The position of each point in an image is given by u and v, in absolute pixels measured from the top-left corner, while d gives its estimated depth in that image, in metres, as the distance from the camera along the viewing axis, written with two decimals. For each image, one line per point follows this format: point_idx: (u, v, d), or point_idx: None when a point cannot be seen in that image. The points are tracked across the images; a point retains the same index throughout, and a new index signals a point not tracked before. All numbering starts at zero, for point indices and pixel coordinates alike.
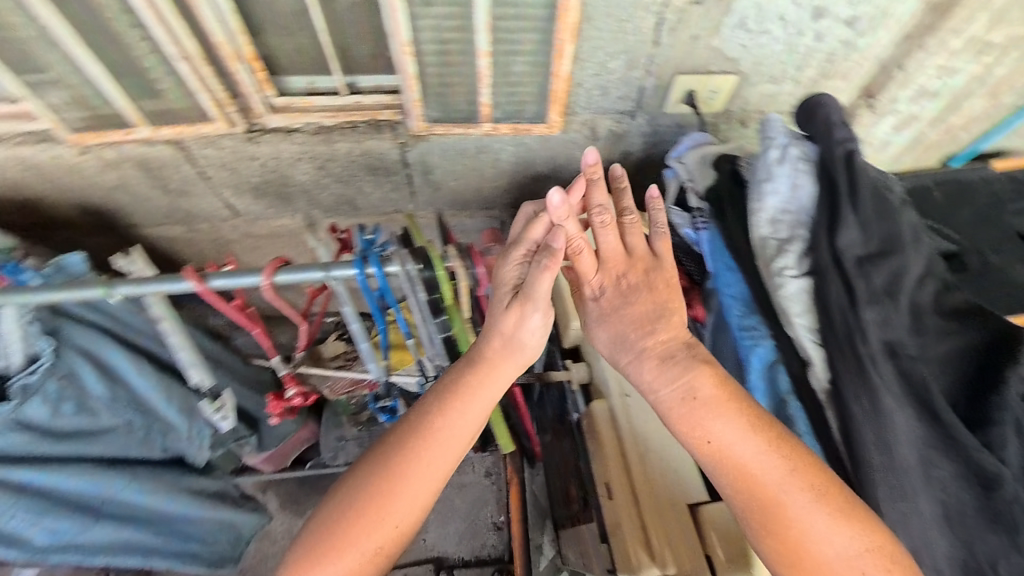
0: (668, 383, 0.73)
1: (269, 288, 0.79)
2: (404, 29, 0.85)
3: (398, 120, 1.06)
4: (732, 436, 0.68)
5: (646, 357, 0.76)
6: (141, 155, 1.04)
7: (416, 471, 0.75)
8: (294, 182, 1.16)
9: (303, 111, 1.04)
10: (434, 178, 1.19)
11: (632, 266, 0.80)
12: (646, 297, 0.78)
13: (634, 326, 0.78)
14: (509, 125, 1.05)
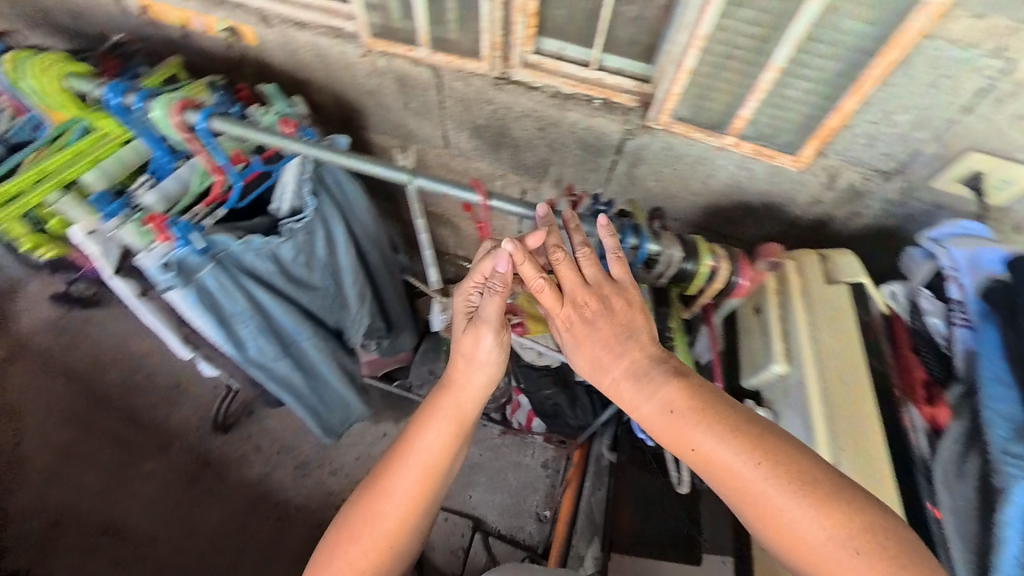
0: (651, 399, 0.75)
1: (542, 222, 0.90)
2: (707, 24, 0.83)
3: (633, 107, 1.07)
4: (713, 444, 0.69)
5: (621, 381, 0.79)
6: (404, 71, 1.17)
7: (421, 445, 0.85)
8: (510, 135, 1.22)
9: (551, 72, 1.09)
10: (637, 174, 1.17)
11: (593, 292, 0.81)
12: (608, 323, 0.81)
13: (606, 351, 0.81)
14: (752, 146, 0.99)
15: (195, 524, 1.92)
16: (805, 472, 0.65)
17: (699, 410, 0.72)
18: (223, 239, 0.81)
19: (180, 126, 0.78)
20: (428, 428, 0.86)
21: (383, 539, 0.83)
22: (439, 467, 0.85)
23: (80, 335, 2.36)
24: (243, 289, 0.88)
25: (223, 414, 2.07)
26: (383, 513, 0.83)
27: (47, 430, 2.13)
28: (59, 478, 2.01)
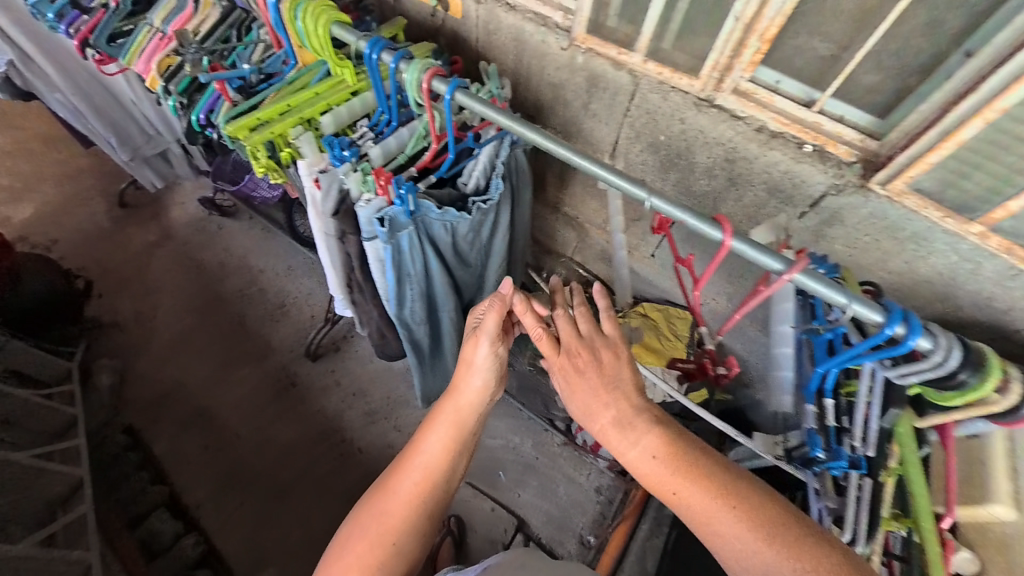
0: (634, 446, 0.73)
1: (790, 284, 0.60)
2: (1015, 96, 0.72)
3: (850, 161, 0.96)
4: (691, 489, 0.68)
5: (606, 432, 0.76)
6: (600, 72, 1.13)
7: (423, 447, 0.82)
8: (690, 159, 1.16)
9: (762, 106, 1.00)
10: (825, 231, 1.07)
11: (585, 349, 0.82)
12: (598, 379, 0.80)
13: (595, 401, 0.78)
14: (999, 239, 0.87)
15: (273, 435, 2.11)
16: (773, 519, 0.64)
17: (671, 450, 0.72)
18: (427, 207, 0.81)
19: (427, 94, 0.75)
20: (427, 434, 0.83)
21: (385, 537, 0.78)
22: (440, 470, 0.81)
23: (214, 240, 2.65)
24: (422, 255, 0.90)
25: (316, 344, 2.23)
26: (390, 525, 0.79)
27: (174, 315, 2.42)
28: (175, 359, 2.29)
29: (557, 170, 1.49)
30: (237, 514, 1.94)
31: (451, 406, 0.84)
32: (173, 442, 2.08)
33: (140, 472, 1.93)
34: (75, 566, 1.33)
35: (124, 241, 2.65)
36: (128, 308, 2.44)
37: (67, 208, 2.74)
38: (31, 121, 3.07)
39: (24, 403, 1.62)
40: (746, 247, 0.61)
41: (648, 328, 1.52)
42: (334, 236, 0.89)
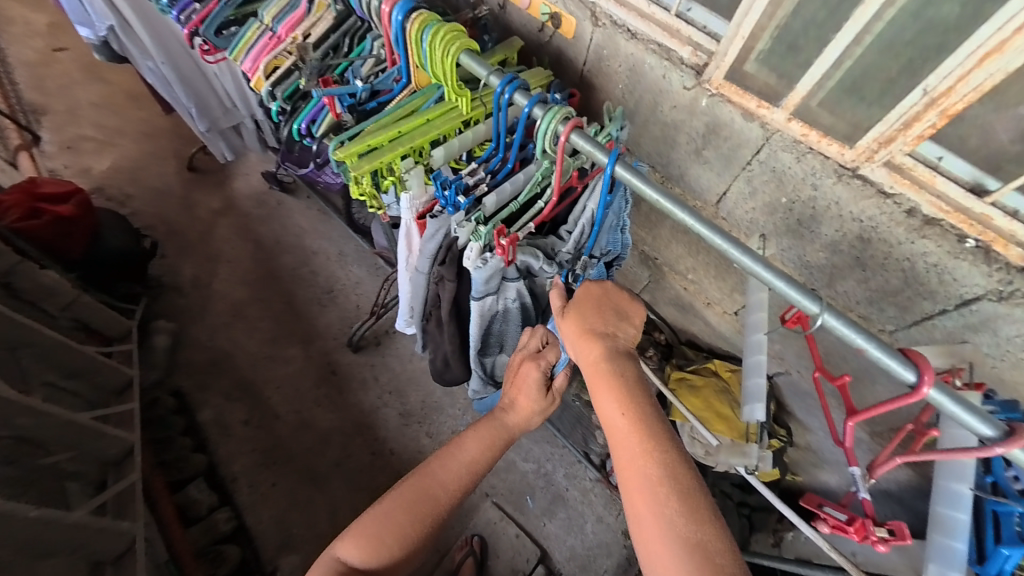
0: (612, 386, 0.67)
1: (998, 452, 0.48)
2: None
3: (1023, 267, 0.81)
4: (644, 438, 0.62)
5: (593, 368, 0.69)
6: (726, 119, 1.02)
7: (460, 454, 0.83)
8: (815, 227, 1.03)
9: (921, 186, 0.86)
10: (965, 336, 0.93)
11: (590, 305, 0.73)
12: (595, 325, 0.72)
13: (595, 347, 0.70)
14: None
15: (311, 420, 2.10)
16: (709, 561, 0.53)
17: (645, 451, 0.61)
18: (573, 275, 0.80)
19: (563, 149, 0.68)
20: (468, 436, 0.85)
21: (405, 530, 0.75)
22: (473, 475, 0.83)
23: (274, 216, 2.68)
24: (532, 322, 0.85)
25: (360, 336, 2.22)
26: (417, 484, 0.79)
27: (230, 285, 2.47)
28: (226, 329, 2.33)
29: (644, 207, 1.38)
30: (268, 493, 1.94)
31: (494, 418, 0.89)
32: (217, 411, 2.10)
33: (184, 437, 1.98)
34: (123, 536, 1.37)
35: (192, 205, 2.72)
36: (189, 272, 2.51)
37: (143, 166, 2.83)
38: (119, 77, 3.20)
39: (91, 361, 1.68)
40: (950, 403, 0.49)
41: (720, 390, 1.42)
42: (428, 275, 0.82)
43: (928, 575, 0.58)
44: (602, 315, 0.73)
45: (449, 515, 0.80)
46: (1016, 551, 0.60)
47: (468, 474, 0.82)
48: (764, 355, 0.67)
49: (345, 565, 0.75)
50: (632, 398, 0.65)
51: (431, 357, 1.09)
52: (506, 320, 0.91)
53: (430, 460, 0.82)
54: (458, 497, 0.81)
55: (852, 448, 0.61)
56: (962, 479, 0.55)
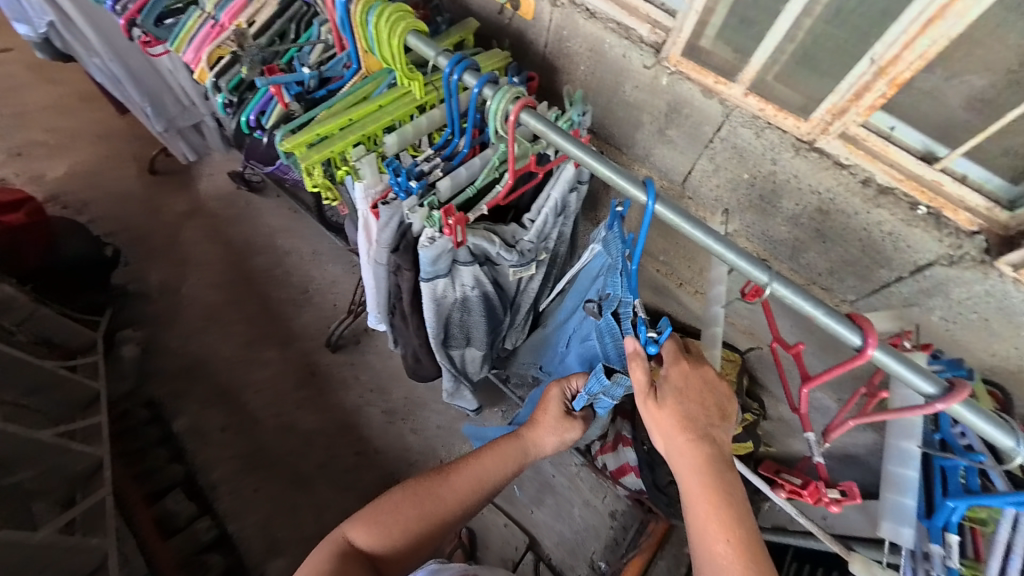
0: (698, 472, 0.68)
1: (937, 407, 0.49)
2: None
3: (972, 231, 0.84)
4: (720, 528, 0.65)
5: (685, 453, 0.70)
6: (686, 97, 1.02)
7: (477, 466, 0.92)
8: (776, 202, 1.04)
9: (875, 157, 0.88)
10: (921, 301, 0.95)
11: (693, 390, 0.73)
12: (694, 409, 0.71)
13: (692, 428, 0.71)
14: None
15: (292, 423, 2.06)
16: None
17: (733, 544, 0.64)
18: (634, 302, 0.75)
19: (514, 127, 0.66)
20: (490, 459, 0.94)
21: (414, 527, 0.86)
22: (482, 492, 0.92)
23: (242, 217, 2.59)
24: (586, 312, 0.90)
25: (338, 335, 2.17)
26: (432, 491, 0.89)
27: (201, 289, 2.38)
28: (199, 335, 2.25)
29: None
30: (251, 500, 1.90)
31: (517, 447, 0.97)
32: (194, 418, 2.04)
33: (158, 449, 1.92)
34: (94, 553, 1.32)
35: (156, 208, 2.62)
36: (156, 278, 2.41)
37: (102, 170, 2.71)
38: (72, 77, 3.04)
39: (52, 376, 1.61)
40: (896, 362, 0.50)
41: None
42: (386, 266, 0.81)
43: (883, 532, 0.60)
44: (697, 402, 0.72)
45: (454, 525, 0.91)
46: (961, 502, 0.56)
47: (481, 493, 0.91)
48: (722, 330, 0.75)
49: (351, 547, 0.84)
50: (728, 502, 0.66)
51: (404, 354, 1.09)
52: (469, 309, 0.89)
53: (449, 471, 0.91)
54: (466, 509, 0.91)
55: (806, 413, 0.64)
56: (909, 437, 0.58)
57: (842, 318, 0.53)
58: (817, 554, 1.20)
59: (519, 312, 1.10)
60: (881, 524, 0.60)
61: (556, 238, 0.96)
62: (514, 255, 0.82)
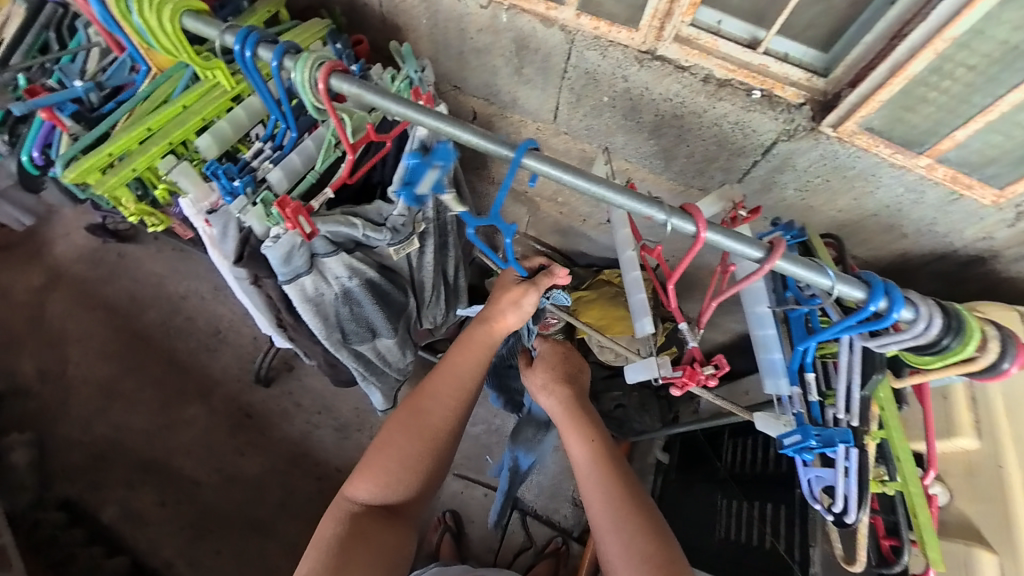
0: (562, 399, 1.01)
1: (762, 270, 0.55)
2: (962, 25, 0.70)
3: (799, 103, 0.91)
4: (583, 438, 0.93)
5: (551, 386, 1.03)
6: (530, 31, 0.99)
7: (453, 369, 0.94)
8: (637, 116, 1.07)
9: (706, 52, 0.91)
10: (776, 178, 1.05)
11: (552, 351, 1.10)
12: (557, 365, 1.07)
13: (560, 376, 1.05)
14: (950, 172, 0.88)
15: (238, 472, 1.93)
16: (633, 518, 0.82)
17: (599, 451, 0.91)
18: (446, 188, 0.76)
19: (326, 97, 0.60)
20: (462, 357, 0.95)
21: (414, 455, 0.89)
22: (464, 397, 0.94)
23: (114, 273, 2.26)
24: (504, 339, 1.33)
25: (266, 368, 2.01)
26: (419, 415, 0.91)
27: (89, 365, 2.09)
28: (105, 414, 1.99)
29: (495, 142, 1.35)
30: (216, 562, 1.80)
31: (487, 336, 0.95)
32: (124, 504, 1.85)
33: (91, 547, 1.71)
34: None
35: (5, 288, 2.21)
36: (30, 367, 2.07)
37: None
38: None
39: None
40: (723, 239, 0.55)
41: (613, 295, 1.49)
42: (246, 280, 0.74)
43: (768, 390, 0.65)
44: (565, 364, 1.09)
45: (454, 433, 0.93)
46: (808, 343, 0.61)
47: (461, 394, 0.94)
48: (640, 271, 0.74)
49: (359, 505, 0.86)
50: (588, 423, 0.96)
51: (317, 363, 1.05)
52: (357, 301, 0.85)
53: (425, 387, 0.93)
54: (457, 419, 0.94)
55: (677, 306, 0.67)
56: (760, 301, 0.64)
57: (669, 208, 0.56)
58: (746, 426, 1.33)
59: (425, 290, 1.07)
60: (763, 383, 0.65)
61: (432, 206, 0.93)
62: (384, 234, 0.79)
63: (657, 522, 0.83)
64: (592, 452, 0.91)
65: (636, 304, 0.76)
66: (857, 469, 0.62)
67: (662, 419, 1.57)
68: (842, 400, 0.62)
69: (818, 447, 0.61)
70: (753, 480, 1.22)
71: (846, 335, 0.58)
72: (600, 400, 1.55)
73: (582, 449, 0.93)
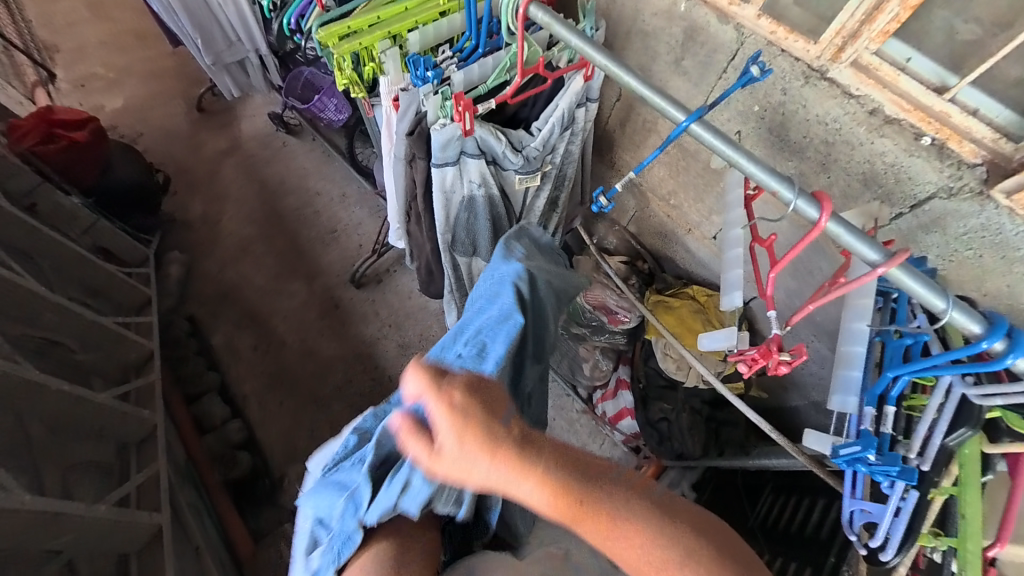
0: (543, 485, 0.58)
1: (875, 273, 0.56)
2: None
3: (973, 162, 0.84)
4: (603, 521, 0.58)
5: (503, 465, 0.58)
6: (704, 24, 1.04)
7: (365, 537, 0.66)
8: (783, 134, 1.06)
9: (882, 84, 0.89)
10: (919, 237, 0.98)
11: (478, 412, 0.60)
12: (491, 433, 0.59)
13: (509, 444, 0.59)
14: None
15: (314, 349, 2.22)
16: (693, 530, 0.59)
17: (620, 508, 0.58)
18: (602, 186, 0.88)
19: (523, 20, 0.72)
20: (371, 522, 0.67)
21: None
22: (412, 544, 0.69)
23: (278, 157, 2.70)
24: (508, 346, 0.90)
25: (363, 271, 2.30)
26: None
27: (238, 222, 2.53)
28: (236, 264, 2.41)
29: (628, 128, 1.37)
30: (274, 412, 2.08)
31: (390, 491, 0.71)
32: (225, 337, 2.23)
33: (197, 358, 2.11)
34: (144, 422, 1.46)
35: (198, 144, 2.73)
36: (198, 208, 2.55)
37: (150, 105, 2.80)
38: (124, 15, 3.13)
39: (110, 278, 1.80)
40: (845, 231, 0.57)
41: (695, 310, 1.47)
42: (403, 159, 0.90)
43: (832, 405, 0.66)
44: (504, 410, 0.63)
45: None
46: (898, 371, 0.61)
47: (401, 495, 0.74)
48: (741, 250, 0.72)
49: None
50: (603, 499, 0.59)
51: (417, 266, 1.21)
52: (473, 212, 0.99)
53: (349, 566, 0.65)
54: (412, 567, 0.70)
55: (772, 295, 0.64)
56: (860, 318, 0.64)
57: (796, 187, 0.59)
58: (793, 481, 1.31)
59: None
60: (830, 397, 0.66)
61: (561, 154, 1.02)
62: (518, 160, 0.90)
63: (709, 530, 0.60)
64: (604, 523, 0.58)
65: (729, 281, 0.73)
66: (911, 518, 0.62)
67: (704, 446, 1.50)
68: (916, 441, 0.60)
69: (874, 464, 0.61)
70: (779, 536, 1.21)
71: (940, 370, 0.57)
72: (647, 407, 1.54)
73: (597, 534, 0.58)
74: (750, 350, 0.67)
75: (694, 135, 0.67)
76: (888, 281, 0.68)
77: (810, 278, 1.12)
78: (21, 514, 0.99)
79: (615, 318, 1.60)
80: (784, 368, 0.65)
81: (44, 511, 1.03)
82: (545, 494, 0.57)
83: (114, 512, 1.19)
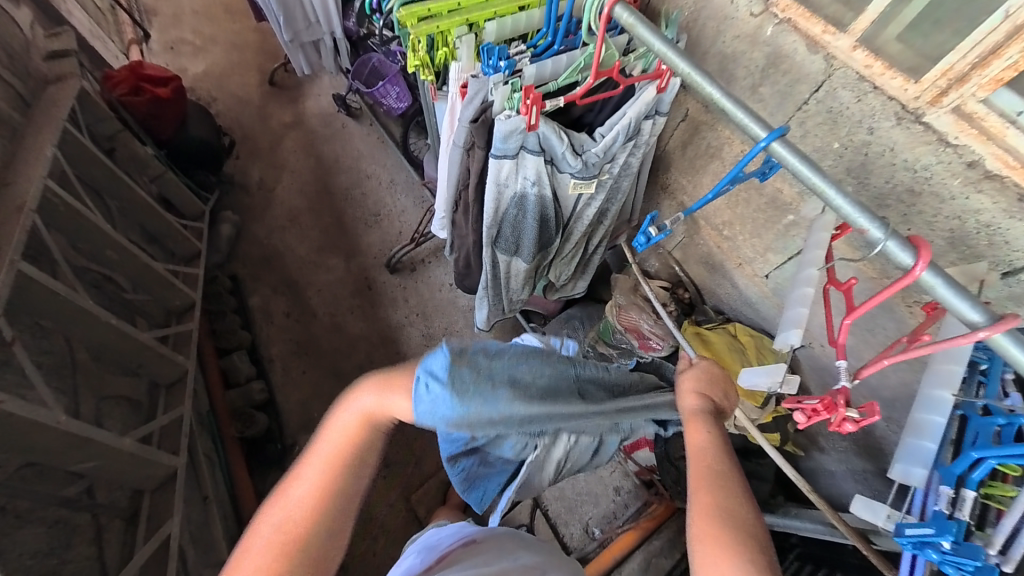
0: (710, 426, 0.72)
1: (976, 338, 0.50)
2: None
3: None
4: (717, 480, 0.64)
5: (707, 403, 0.76)
6: (790, 50, 0.98)
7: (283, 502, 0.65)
8: (863, 177, 0.98)
9: (987, 137, 0.79)
10: (1008, 307, 0.88)
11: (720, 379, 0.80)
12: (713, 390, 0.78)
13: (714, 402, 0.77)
14: None
15: (342, 325, 2.26)
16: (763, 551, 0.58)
17: (734, 485, 0.63)
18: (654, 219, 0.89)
19: (605, 20, 0.70)
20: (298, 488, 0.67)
21: None
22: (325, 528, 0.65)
23: (337, 137, 2.80)
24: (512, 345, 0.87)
25: (399, 258, 2.33)
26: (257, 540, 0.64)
27: (291, 193, 2.62)
28: (282, 232, 2.50)
29: (690, 151, 1.31)
30: (293, 379, 2.12)
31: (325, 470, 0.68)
32: (260, 300, 2.31)
33: (233, 315, 2.18)
34: (177, 367, 1.52)
35: (266, 115, 2.86)
36: (256, 174, 2.67)
37: (228, 73, 2.97)
38: None
39: (169, 227, 1.90)
40: (942, 283, 0.52)
41: (734, 349, 1.39)
42: (462, 146, 0.91)
43: (894, 473, 0.60)
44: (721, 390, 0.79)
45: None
46: (985, 453, 0.54)
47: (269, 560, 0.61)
48: (809, 288, 0.69)
49: None
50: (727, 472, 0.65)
51: (456, 258, 1.21)
52: (524, 209, 0.99)
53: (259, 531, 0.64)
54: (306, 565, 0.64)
55: (843, 343, 0.59)
56: (943, 386, 0.58)
57: (889, 229, 0.55)
58: (816, 551, 1.17)
59: (572, 238, 1.16)
60: (893, 464, 0.60)
61: (621, 165, 0.99)
62: (577, 163, 0.89)
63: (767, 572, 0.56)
64: (714, 482, 0.64)
65: (789, 318, 0.71)
66: None
67: None
68: (998, 535, 0.52)
69: (946, 552, 0.53)
70: None
71: None
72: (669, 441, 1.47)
73: (704, 487, 0.64)
74: (810, 399, 0.62)
75: (780, 157, 0.63)
76: (980, 349, 0.62)
77: (872, 338, 1.00)
78: (54, 432, 1.04)
79: (646, 344, 1.50)
80: (849, 426, 0.59)
81: (76, 435, 1.07)
82: (705, 439, 0.70)
83: (139, 448, 1.23)
